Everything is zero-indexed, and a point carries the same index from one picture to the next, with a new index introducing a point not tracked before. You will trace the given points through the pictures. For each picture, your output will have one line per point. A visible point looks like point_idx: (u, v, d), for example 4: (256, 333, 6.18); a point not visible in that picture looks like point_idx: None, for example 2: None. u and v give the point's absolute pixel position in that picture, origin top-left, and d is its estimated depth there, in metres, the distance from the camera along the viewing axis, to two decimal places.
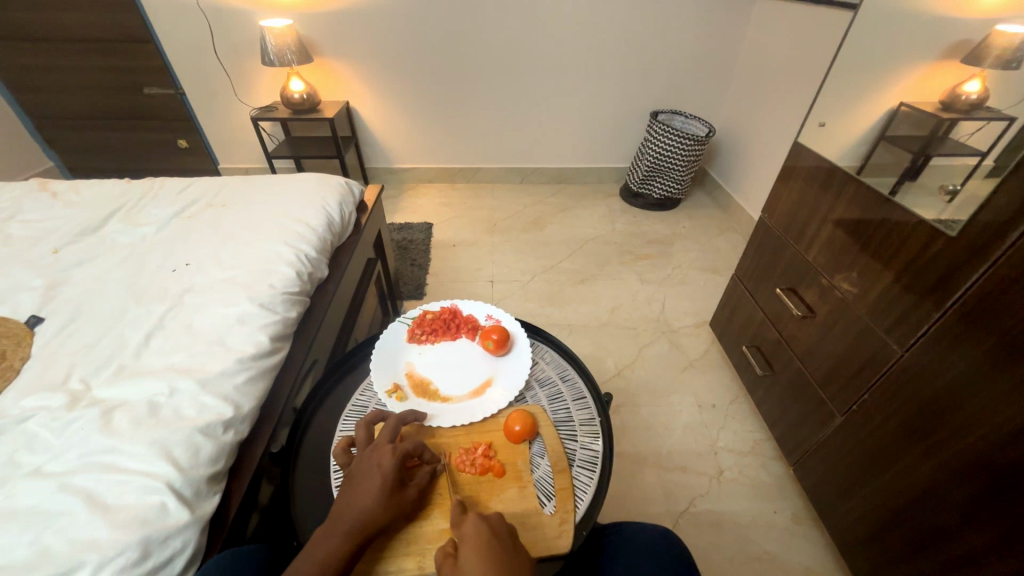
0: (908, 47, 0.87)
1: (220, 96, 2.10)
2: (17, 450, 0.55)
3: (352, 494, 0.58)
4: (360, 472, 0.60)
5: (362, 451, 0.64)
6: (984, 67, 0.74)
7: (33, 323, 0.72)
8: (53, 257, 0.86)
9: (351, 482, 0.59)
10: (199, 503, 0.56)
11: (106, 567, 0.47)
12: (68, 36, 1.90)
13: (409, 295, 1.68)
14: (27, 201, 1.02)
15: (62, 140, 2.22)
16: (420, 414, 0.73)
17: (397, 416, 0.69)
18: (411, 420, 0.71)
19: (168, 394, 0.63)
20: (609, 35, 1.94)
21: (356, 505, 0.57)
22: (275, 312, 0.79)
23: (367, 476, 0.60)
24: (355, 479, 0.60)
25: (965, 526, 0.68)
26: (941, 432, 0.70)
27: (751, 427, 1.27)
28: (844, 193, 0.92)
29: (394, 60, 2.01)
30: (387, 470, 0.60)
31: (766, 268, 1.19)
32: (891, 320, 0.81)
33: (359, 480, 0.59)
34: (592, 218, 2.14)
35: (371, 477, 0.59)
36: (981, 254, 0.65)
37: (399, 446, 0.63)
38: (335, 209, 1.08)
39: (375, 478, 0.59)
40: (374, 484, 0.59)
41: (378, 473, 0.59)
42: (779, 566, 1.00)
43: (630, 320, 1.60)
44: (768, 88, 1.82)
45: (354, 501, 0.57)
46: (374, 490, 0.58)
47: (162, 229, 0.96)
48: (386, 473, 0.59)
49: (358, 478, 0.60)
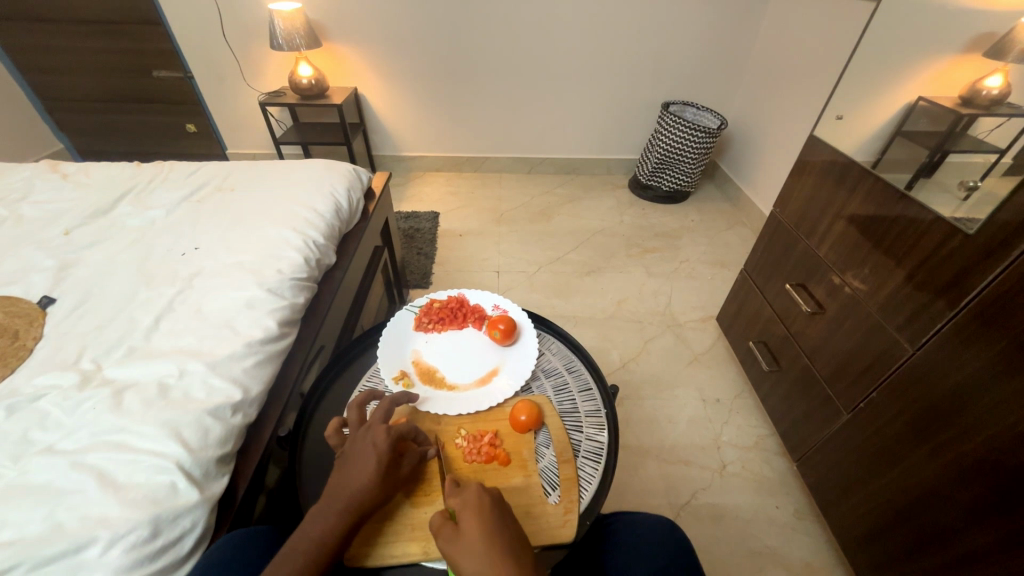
0: (930, 39, 0.84)
1: (229, 80, 2.09)
2: (29, 429, 0.56)
3: (345, 474, 0.58)
4: (354, 454, 0.60)
5: (358, 433, 0.63)
6: (1007, 62, 0.72)
7: (45, 304, 0.73)
8: (64, 239, 0.86)
9: (346, 462, 0.60)
10: (208, 484, 0.57)
11: (117, 544, 0.47)
12: (76, 18, 1.89)
13: (416, 283, 1.68)
14: (38, 182, 1.02)
15: (73, 123, 2.22)
16: (413, 395, 0.74)
17: (390, 398, 0.70)
18: (404, 401, 0.73)
19: (177, 376, 0.63)
20: (621, 23, 1.91)
21: (351, 484, 0.57)
22: (283, 298, 0.79)
23: (362, 456, 0.60)
24: (349, 460, 0.60)
25: (970, 527, 0.68)
26: (951, 432, 0.70)
27: (755, 423, 1.27)
28: (859, 188, 0.90)
29: (402, 46, 1.99)
30: (382, 449, 0.60)
31: (776, 263, 1.18)
32: (903, 318, 0.80)
33: (353, 460, 0.59)
34: (600, 210, 2.13)
35: (366, 458, 0.59)
36: (998, 253, 0.64)
37: (394, 428, 0.63)
38: (343, 195, 1.08)
39: (370, 458, 0.59)
40: (369, 465, 0.58)
41: (373, 454, 0.59)
42: (780, 560, 1.01)
43: (636, 314, 1.59)
44: (783, 80, 1.78)
45: (349, 480, 0.58)
46: (369, 470, 0.58)
47: (171, 213, 0.96)
48: (382, 454, 0.60)
49: (353, 460, 0.60)
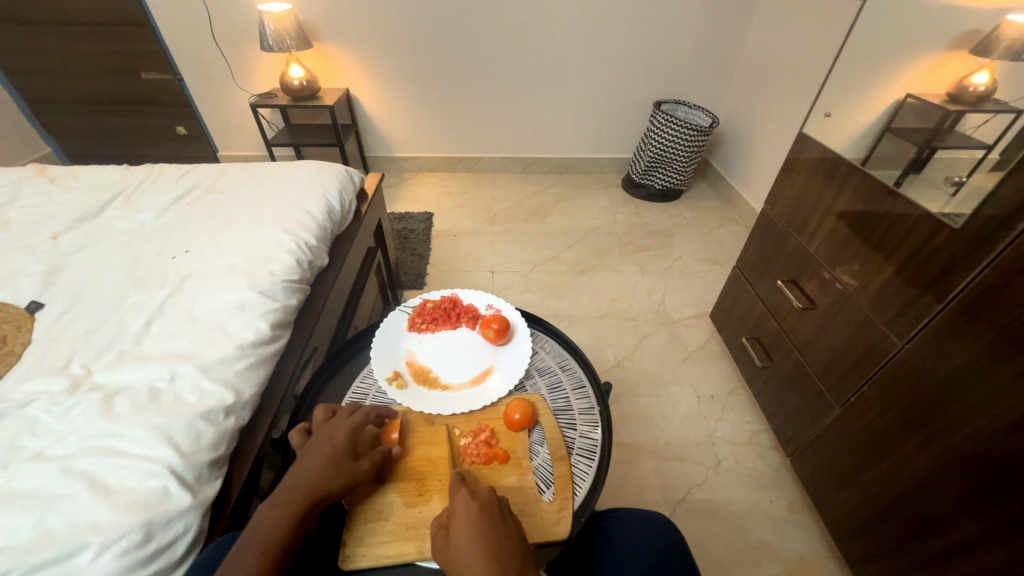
0: (915, 35, 0.85)
1: (219, 81, 2.08)
2: (18, 436, 0.56)
3: (301, 465, 0.60)
4: (310, 448, 0.62)
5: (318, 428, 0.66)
6: (992, 58, 0.73)
7: (32, 308, 0.72)
8: (52, 243, 0.86)
9: (303, 456, 0.61)
10: (201, 488, 0.56)
11: (110, 549, 0.47)
12: (63, 20, 1.87)
13: (410, 284, 1.67)
14: (25, 186, 1.01)
15: (61, 126, 2.20)
16: (394, 409, 0.74)
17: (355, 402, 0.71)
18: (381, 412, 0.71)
19: (168, 379, 0.63)
20: (612, 22, 1.91)
21: (304, 475, 0.58)
22: (275, 300, 0.79)
23: (317, 449, 0.61)
24: (305, 454, 0.61)
25: (960, 517, 0.68)
26: (939, 423, 0.71)
27: (748, 418, 1.28)
28: (848, 185, 0.91)
29: (394, 46, 1.99)
30: (337, 441, 0.62)
31: (768, 259, 1.19)
32: (892, 312, 0.81)
33: (309, 454, 0.61)
34: (594, 209, 2.13)
35: (322, 448, 0.61)
36: (984, 247, 0.65)
37: (354, 421, 0.66)
38: (335, 197, 1.08)
39: (325, 449, 0.61)
40: (324, 454, 0.60)
41: (328, 445, 0.61)
42: (775, 554, 1.01)
43: (630, 312, 1.60)
44: (773, 77, 1.79)
45: (303, 472, 0.59)
46: (323, 459, 0.60)
47: (161, 216, 0.95)
48: (337, 445, 0.62)
49: (308, 453, 0.61)
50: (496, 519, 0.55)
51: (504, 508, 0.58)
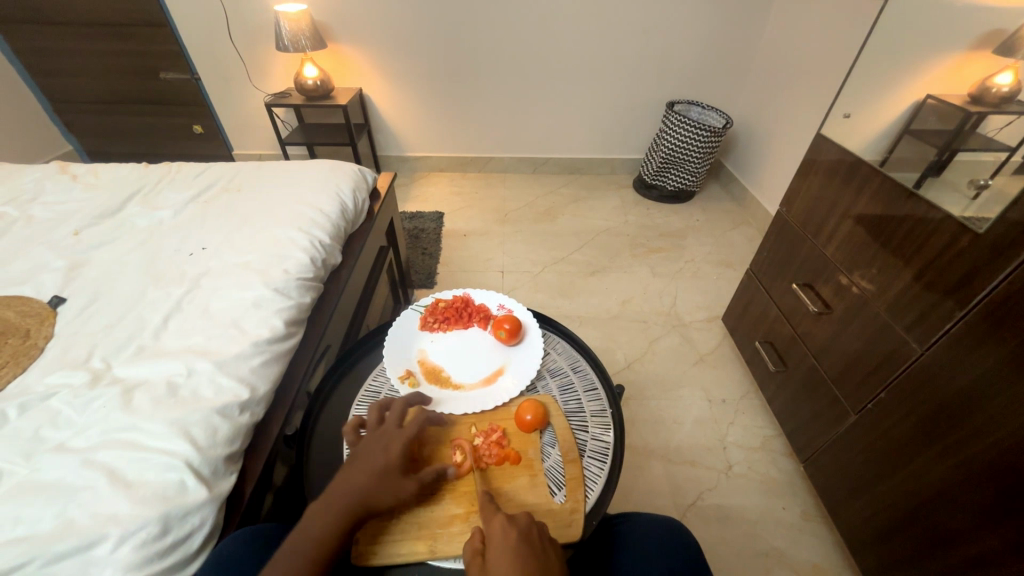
0: (941, 34, 0.83)
1: (235, 82, 2.10)
2: (41, 427, 0.57)
3: (351, 474, 0.60)
4: (363, 454, 0.62)
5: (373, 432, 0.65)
6: (1017, 58, 0.70)
7: (55, 303, 0.74)
8: (73, 239, 0.87)
9: (355, 460, 0.61)
10: (217, 482, 0.57)
11: (128, 540, 0.48)
12: (85, 20, 1.91)
13: (420, 283, 1.68)
14: (48, 183, 1.04)
15: (82, 124, 2.24)
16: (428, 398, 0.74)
17: (404, 399, 0.70)
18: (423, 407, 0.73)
19: (185, 374, 0.64)
20: (624, 22, 1.90)
21: (353, 484, 0.59)
22: (289, 297, 0.79)
23: (370, 458, 0.61)
24: (357, 459, 0.61)
25: (979, 529, 0.67)
26: (961, 433, 0.69)
27: (761, 423, 1.26)
28: (867, 188, 0.90)
29: (406, 47, 2.00)
30: (392, 454, 0.61)
31: (782, 263, 1.17)
32: (912, 318, 0.79)
33: (361, 461, 0.61)
34: (604, 210, 2.12)
35: (374, 459, 0.61)
36: (1008, 253, 0.63)
37: (408, 432, 0.65)
38: (348, 196, 1.08)
39: (379, 460, 0.61)
40: (374, 468, 0.60)
41: (382, 457, 0.61)
42: (787, 562, 1.00)
43: (641, 314, 1.58)
44: (789, 78, 1.77)
45: (352, 479, 0.59)
46: (373, 472, 0.60)
47: (179, 213, 0.97)
48: (391, 459, 0.61)
49: (360, 459, 0.61)
50: (538, 550, 0.53)
51: (545, 537, 0.56)
